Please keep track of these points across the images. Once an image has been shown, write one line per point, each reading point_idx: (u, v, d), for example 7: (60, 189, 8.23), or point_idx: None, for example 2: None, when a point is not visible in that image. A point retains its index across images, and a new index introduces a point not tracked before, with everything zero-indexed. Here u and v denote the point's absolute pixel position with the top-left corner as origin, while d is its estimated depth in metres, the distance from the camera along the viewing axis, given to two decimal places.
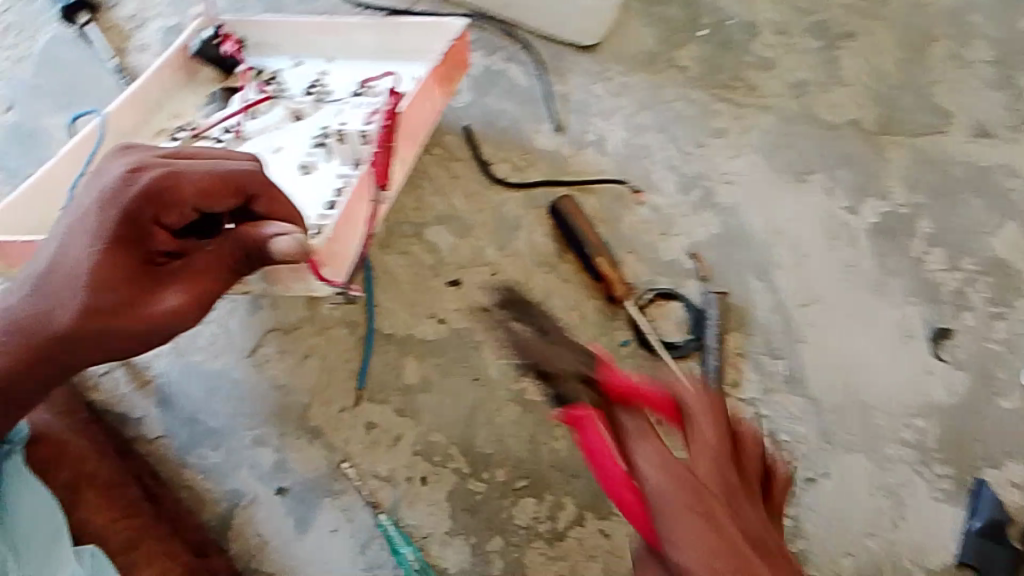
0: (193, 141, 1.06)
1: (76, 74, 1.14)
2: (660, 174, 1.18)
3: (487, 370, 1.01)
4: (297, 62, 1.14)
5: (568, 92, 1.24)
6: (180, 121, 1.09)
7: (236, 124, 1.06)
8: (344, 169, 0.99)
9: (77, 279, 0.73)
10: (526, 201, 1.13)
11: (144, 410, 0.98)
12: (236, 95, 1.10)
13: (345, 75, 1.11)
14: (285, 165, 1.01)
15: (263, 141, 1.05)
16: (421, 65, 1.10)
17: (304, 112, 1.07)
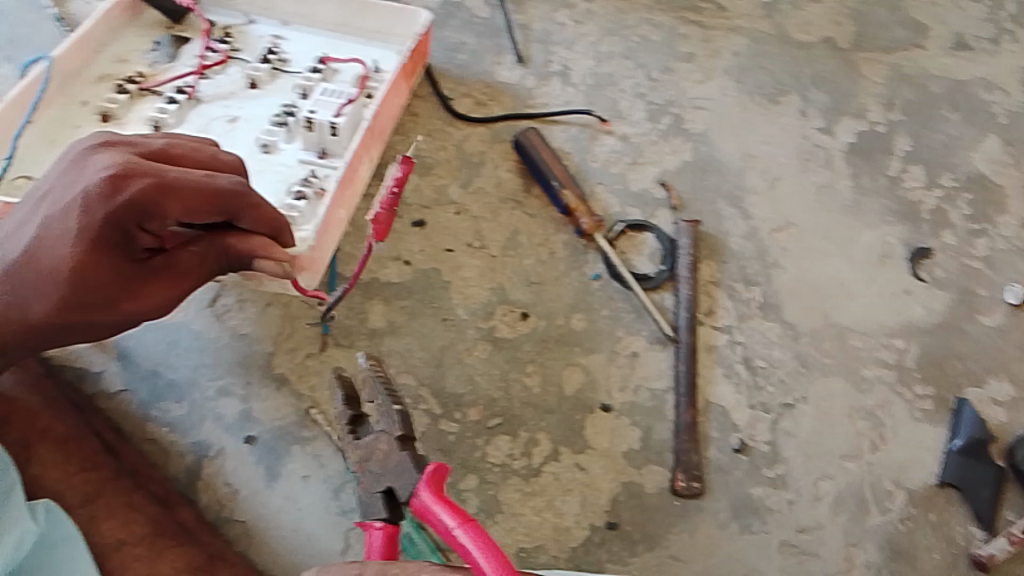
0: (141, 94, 1.02)
1: (16, 23, 1.10)
2: (628, 102, 1.15)
3: (455, 311, 0.99)
4: (248, 20, 1.10)
5: (530, 21, 1.20)
6: (127, 67, 1.05)
7: (188, 84, 1.02)
8: (307, 158, 0.97)
9: (54, 277, 0.67)
10: (490, 136, 1.10)
11: (103, 365, 0.93)
12: (187, 49, 1.06)
13: (300, 42, 1.08)
14: (242, 142, 0.99)
15: (217, 109, 1.01)
16: (383, 44, 1.09)
17: (259, 80, 1.04)
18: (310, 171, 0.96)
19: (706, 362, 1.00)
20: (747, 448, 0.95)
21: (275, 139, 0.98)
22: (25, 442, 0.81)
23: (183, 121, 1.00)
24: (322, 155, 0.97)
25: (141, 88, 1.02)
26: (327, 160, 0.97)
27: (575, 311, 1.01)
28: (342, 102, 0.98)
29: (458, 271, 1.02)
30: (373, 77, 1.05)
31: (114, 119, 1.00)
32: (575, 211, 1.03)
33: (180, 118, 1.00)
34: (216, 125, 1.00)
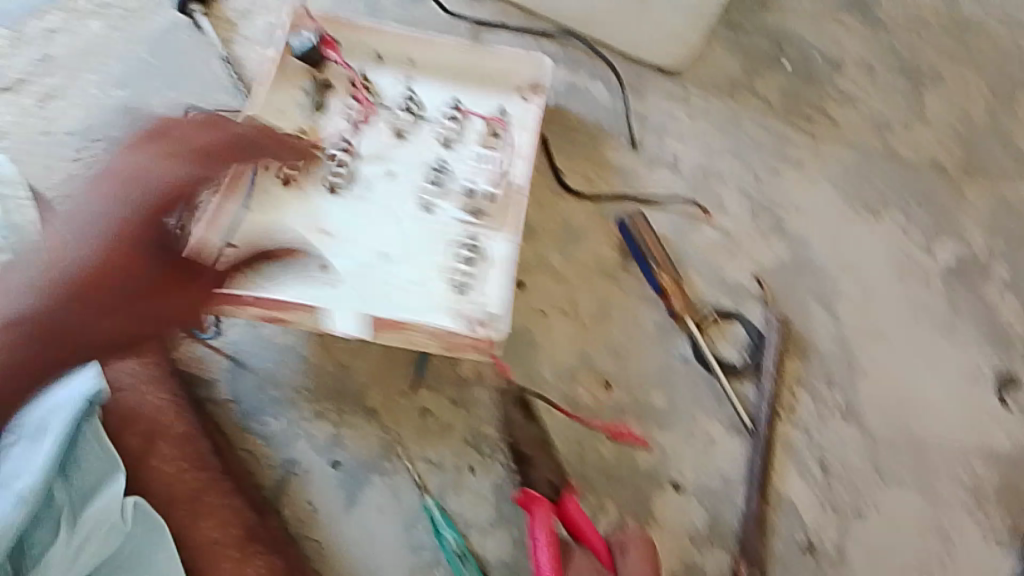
0: (310, 149, 1.06)
1: (187, 59, 1.16)
2: (732, 197, 1.17)
3: (542, 372, 1.04)
4: (382, 74, 1.15)
5: (647, 111, 1.22)
6: (289, 119, 1.08)
7: (348, 139, 1.08)
8: (464, 219, 1.05)
9: (191, 435, 0.91)
10: (597, 212, 1.14)
11: (217, 375, 1.00)
12: (332, 101, 1.11)
13: (430, 94, 1.14)
14: (401, 201, 1.06)
15: (375, 167, 1.08)
16: (503, 91, 1.15)
17: (405, 132, 1.11)
18: (469, 232, 1.04)
19: (780, 458, 1.02)
20: (813, 547, 0.98)
21: (434, 198, 1.06)
22: (146, 434, 0.90)
23: (351, 180, 1.06)
24: (478, 215, 1.06)
25: (310, 143, 1.06)
26: (481, 222, 1.06)
27: (657, 388, 1.04)
28: (492, 168, 1.09)
29: (550, 334, 1.06)
30: (502, 122, 1.13)
31: (296, 185, 1.03)
32: (668, 292, 1.06)
33: (349, 177, 1.06)
34: (378, 183, 1.06)
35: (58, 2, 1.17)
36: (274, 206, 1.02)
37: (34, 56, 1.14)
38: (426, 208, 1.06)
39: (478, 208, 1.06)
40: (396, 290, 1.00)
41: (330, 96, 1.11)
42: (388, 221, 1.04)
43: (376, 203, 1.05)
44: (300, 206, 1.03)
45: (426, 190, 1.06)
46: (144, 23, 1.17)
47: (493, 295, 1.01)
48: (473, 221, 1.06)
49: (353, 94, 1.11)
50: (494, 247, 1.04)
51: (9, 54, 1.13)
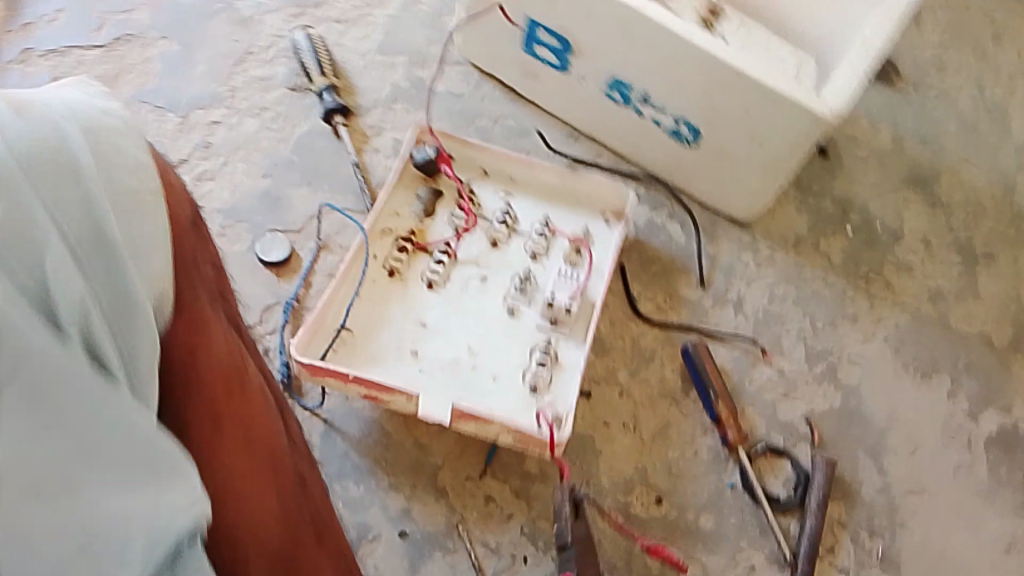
0: (416, 250, 1.21)
1: (323, 159, 1.33)
2: (791, 341, 1.25)
3: (599, 480, 1.11)
4: (485, 181, 1.28)
5: (719, 253, 1.32)
6: (401, 220, 1.24)
7: (450, 246, 1.22)
8: (543, 326, 1.16)
9: (284, 556, 0.58)
10: (664, 338, 1.23)
11: (309, 435, 1.10)
12: (440, 206, 1.25)
13: (527, 207, 1.27)
14: (490, 303, 1.18)
15: (472, 270, 1.21)
16: (590, 213, 1.26)
17: (501, 240, 1.23)
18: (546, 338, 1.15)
19: None
20: None
21: (518, 304, 1.18)
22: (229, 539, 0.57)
23: (448, 279, 1.20)
24: (556, 324, 1.16)
25: (417, 246, 1.21)
26: (559, 328, 1.16)
27: (705, 510, 1.10)
28: (575, 287, 1.17)
29: (610, 444, 1.14)
30: (590, 240, 1.24)
31: (398, 277, 1.19)
32: (724, 421, 1.14)
33: (447, 276, 1.20)
34: (472, 286, 1.19)
35: (221, 99, 1.36)
36: (380, 296, 1.17)
37: (197, 141, 1.32)
38: (511, 311, 1.18)
39: (556, 316, 1.16)
40: (473, 385, 1.12)
41: (440, 203, 1.26)
42: (477, 322, 1.17)
43: (469, 303, 1.18)
44: (404, 301, 1.17)
45: (512, 296, 1.18)
46: (294, 128, 1.35)
47: (561, 400, 1.11)
48: (552, 328, 1.16)
49: (458, 204, 1.25)
50: (566, 355, 1.14)
51: (176, 137, 1.32)
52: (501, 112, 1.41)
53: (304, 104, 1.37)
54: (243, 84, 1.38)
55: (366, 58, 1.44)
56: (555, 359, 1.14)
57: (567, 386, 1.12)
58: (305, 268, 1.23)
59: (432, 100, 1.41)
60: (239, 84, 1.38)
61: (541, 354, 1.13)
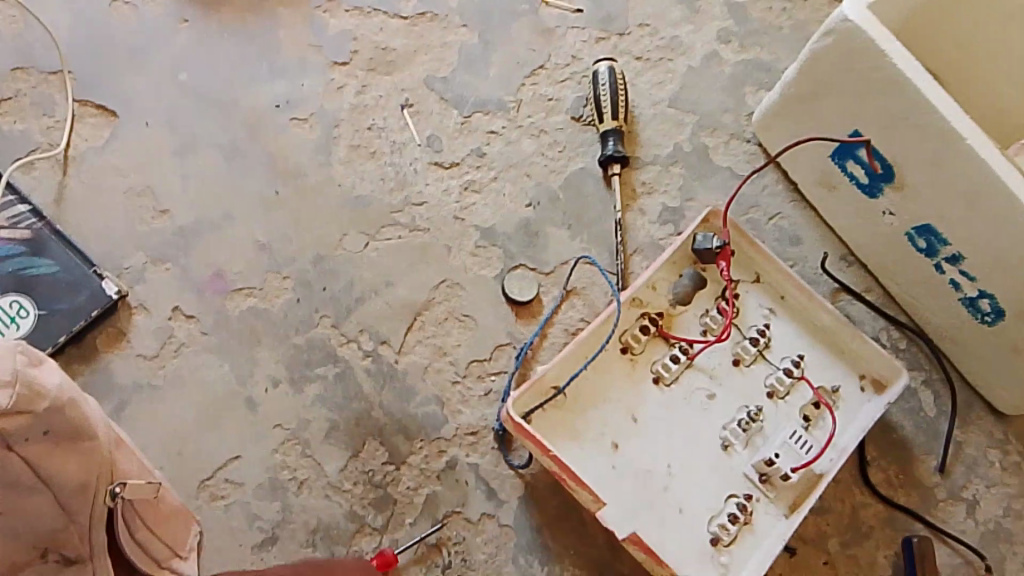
0: (657, 336, 1.16)
1: (589, 204, 1.28)
2: (1017, 567, 1.14)
3: None
4: (752, 288, 1.20)
5: (967, 442, 1.20)
6: (655, 296, 1.17)
7: (692, 347, 1.16)
8: (751, 477, 1.11)
9: None
10: (884, 517, 1.14)
11: (509, 497, 1.08)
12: (699, 296, 1.19)
13: (783, 335, 1.18)
14: (710, 427, 1.13)
15: (703, 380, 1.15)
16: (846, 371, 1.17)
17: (743, 360, 1.16)
18: (749, 492, 1.10)
19: None
20: None
21: (736, 442, 1.12)
22: None
23: (676, 380, 1.15)
24: (764, 481, 1.10)
25: (659, 332, 1.16)
26: (765, 488, 1.10)
27: None
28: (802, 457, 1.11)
29: None
30: (832, 402, 1.16)
31: (630, 354, 1.15)
32: None
33: (677, 377, 1.15)
34: (698, 399, 1.14)
35: (506, 109, 1.33)
36: (611, 370, 1.13)
37: (473, 147, 1.30)
38: (724, 444, 1.13)
39: (769, 476, 1.10)
40: (661, 510, 1.08)
41: (699, 293, 1.19)
42: (688, 442, 1.12)
43: (688, 416, 1.13)
44: (629, 386, 1.13)
45: (732, 430, 1.12)
46: (569, 162, 1.31)
47: (736, 564, 1.06)
48: (758, 483, 1.11)
49: (718, 305, 1.18)
50: (760, 519, 1.09)
51: (453, 136, 1.31)
52: (778, 209, 1.32)
53: (581, 139, 1.32)
54: (530, 98, 1.34)
55: (657, 107, 1.37)
56: (748, 517, 1.09)
57: (747, 551, 1.07)
58: (545, 316, 1.20)
59: (710, 174, 1.33)
60: (527, 98, 1.34)
61: (738, 507, 1.08)
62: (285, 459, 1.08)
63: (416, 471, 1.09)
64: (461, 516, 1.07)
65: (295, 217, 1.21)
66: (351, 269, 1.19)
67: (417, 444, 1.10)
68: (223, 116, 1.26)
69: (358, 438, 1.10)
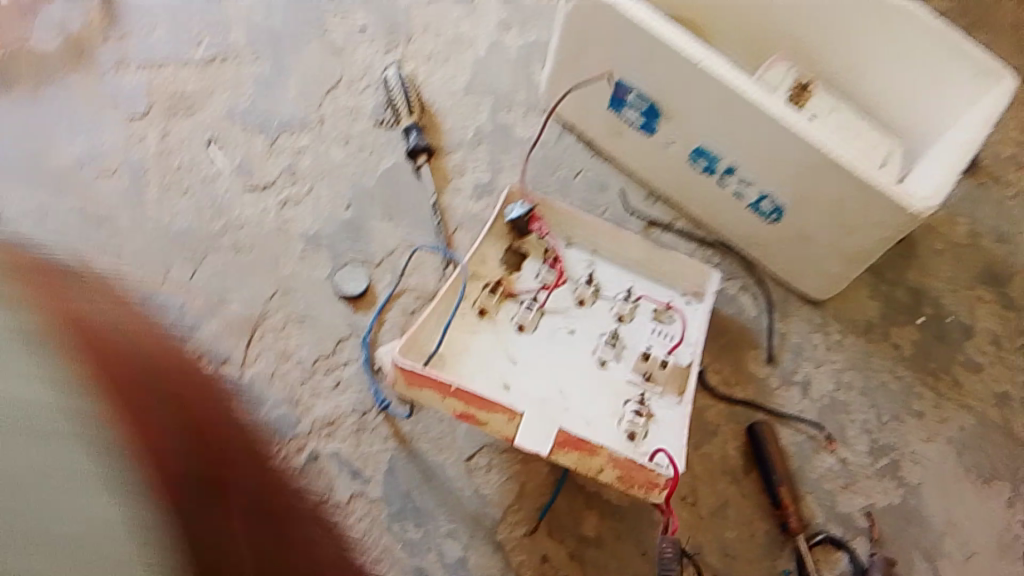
0: (505, 297, 1.22)
1: (405, 193, 1.34)
2: (855, 432, 1.24)
3: (653, 549, 1.10)
4: (568, 243, 1.27)
5: (789, 332, 1.30)
6: (489, 270, 1.22)
7: (540, 296, 1.23)
8: (635, 379, 1.18)
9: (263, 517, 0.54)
10: (728, 413, 1.22)
11: (374, 472, 1.11)
12: (526, 262, 1.25)
13: (610, 271, 1.27)
14: (580, 354, 1.20)
15: (559, 320, 1.22)
16: (671, 285, 1.26)
17: (586, 298, 1.23)
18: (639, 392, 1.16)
19: None
20: None
21: (610, 356, 1.19)
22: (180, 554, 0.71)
23: (536, 325, 1.21)
24: (648, 379, 1.18)
25: (506, 292, 1.22)
26: (651, 385, 1.17)
27: None
28: (670, 342, 1.21)
29: None
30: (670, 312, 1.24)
31: (488, 317, 1.20)
32: (786, 508, 1.12)
33: (535, 323, 1.21)
34: (560, 334, 1.21)
35: (312, 127, 1.40)
36: (464, 333, 1.18)
37: (285, 165, 1.36)
38: (601, 363, 1.19)
39: (648, 372, 1.18)
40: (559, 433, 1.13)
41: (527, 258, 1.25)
42: (565, 370, 1.18)
43: (557, 352, 1.20)
44: (487, 341, 1.18)
45: (602, 348, 1.19)
46: (381, 160, 1.37)
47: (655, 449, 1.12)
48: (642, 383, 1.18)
49: (547, 259, 1.24)
50: (659, 409, 1.15)
51: (265, 158, 1.36)
52: (581, 166, 1.42)
53: (389, 138, 1.39)
54: (333, 112, 1.41)
55: (455, 97, 1.45)
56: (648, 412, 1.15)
57: (660, 438, 1.13)
58: (380, 303, 1.24)
59: (515, 146, 1.42)
60: (331, 112, 1.41)
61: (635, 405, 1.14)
62: None
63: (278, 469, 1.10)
64: (330, 500, 1.09)
65: (119, 261, 1.24)
66: (183, 297, 1.23)
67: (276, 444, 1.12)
68: (34, 182, 1.29)
69: None
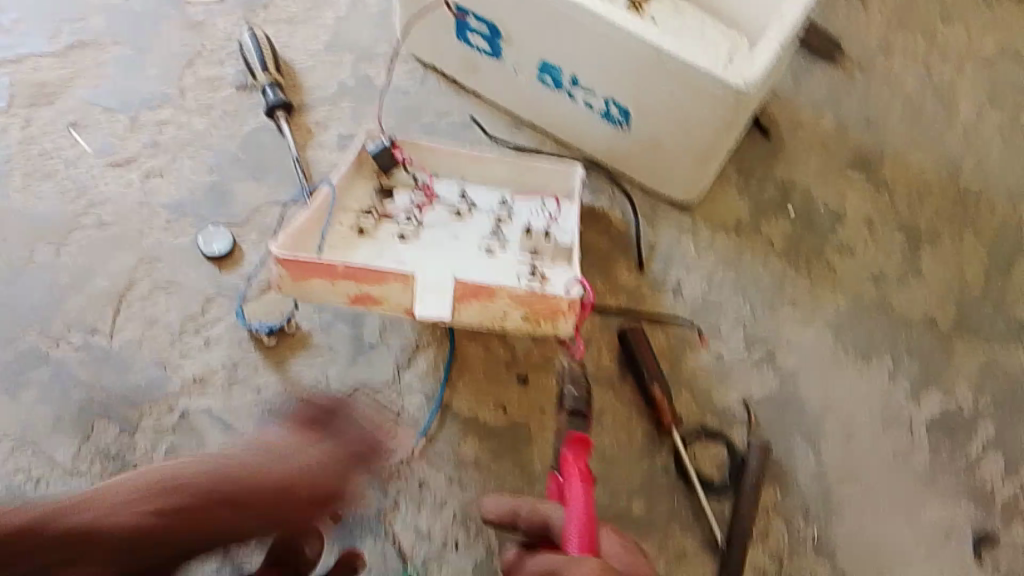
0: (382, 219, 1.21)
1: (270, 152, 1.34)
2: (729, 328, 1.25)
3: (533, 465, 1.11)
4: (433, 176, 1.26)
5: (658, 241, 1.31)
6: (359, 204, 1.22)
7: (415, 214, 1.22)
8: (523, 256, 1.19)
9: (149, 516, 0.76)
10: (601, 325, 1.23)
11: (246, 426, 1.11)
12: (395, 195, 1.24)
13: (480, 191, 1.26)
14: (467, 253, 1.19)
15: (440, 232, 1.21)
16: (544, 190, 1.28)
17: (461, 213, 1.23)
18: (530, 266, 1.17)
19: None
20: None
21: (495, 245, 1.20)
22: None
23: (419, 236, 1.20)
24: (535, 254, 1.19)
25: (382, 215, 1.21)
26: (541, 258, 1.19)
27: (636, 496, 1.12)
28: (548, 217, 1.24)
29: (544, 430, 1.14)
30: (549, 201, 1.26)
31: (368, 235, 1.20)
32: (659, 404, 1.13)
33: (417, 235, 1.20)
34: (443, 241, 1.20)
35: (171, 100, 1.39)
36: (348, 247, 1.18)
37: (144, 140, 1.35)
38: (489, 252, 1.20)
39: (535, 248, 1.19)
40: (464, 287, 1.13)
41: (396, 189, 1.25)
42: (455, 263, 1.17)
43: (443, 254, 1.19)
44: (373, 250, 1.18)
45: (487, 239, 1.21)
46: (242, 125, 1.37)
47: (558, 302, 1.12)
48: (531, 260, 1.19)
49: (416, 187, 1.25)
50: (551, 273, 1.16)
51: (126, 137, 1.35)
52: (445, 106, 1.41)
53: (250, 102, 1.39)
54: (190, 83, 1.41)
55: (314, 56, 1.45)
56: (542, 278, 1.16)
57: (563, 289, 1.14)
58: (248, 264, 1.23)
59: (377, 95, 1.42)
60: (189, 83, 1.41)
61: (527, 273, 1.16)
62: (15, 465, 1.08)
63: (150, 432, 1.11)
64: (204, 455, 1.09)
65: None
66: (47, 278, 1.21)
67: (148, 408, 1.12)
68: None
69: (84, 422, 1.11)
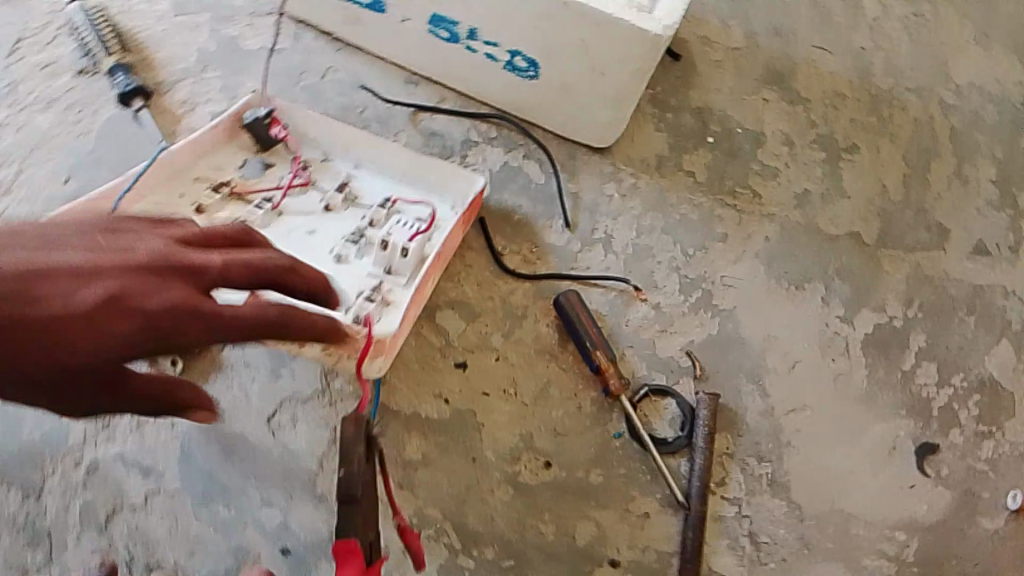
0: (233, 198, 1.12)
1: (132, 147, 1.18)
2: (663, 274, 1.21)
3: (484, 452, 1.07)
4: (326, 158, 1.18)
5: (582, 191, 1.25)
6: (223, 175, 1.14)
7: (274, 199, 1.12)
8: (376, 271, 1.07)
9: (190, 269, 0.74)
10: (534, 292, 1.17)
11: (168, 464, 1.01)
12: (272, 171, 1.16)
13: (370, 184, 1.17)
14: (317, 253, 1.09)
15: (298, 223, 1.11)
16: (437, 192, 1.17)
17: (334, 206, 1.13)
18: (376, 283, 1.06)
19: (713, 532, 1.09)
20: None
21: (349, 252, 1.08)
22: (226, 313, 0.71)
23: (268, 225, 1.10)
24: (389, 271, 1.07)
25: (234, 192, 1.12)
26: (393, 275, 1.07)
27: (594, 465, 1.08)
28: (413, 232, 1.10)
29: (490, 414, 1.09)
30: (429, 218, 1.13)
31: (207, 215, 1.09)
32: (604, 371, 1.09)
33: (267, 221, 1.10)
34: (296, 234, 1.10)
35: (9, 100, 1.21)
36: None
37: None
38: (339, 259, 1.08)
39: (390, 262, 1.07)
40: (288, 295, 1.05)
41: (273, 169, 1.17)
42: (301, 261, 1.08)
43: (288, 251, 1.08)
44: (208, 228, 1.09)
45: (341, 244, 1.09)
46: (94, 118, 1.20)
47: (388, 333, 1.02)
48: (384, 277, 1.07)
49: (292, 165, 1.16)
50: (396, 296, 1.05)
51: None
52: (329, 65, 1.28)
53: (98, 88, 1.22)
54: (29, 74, 1.23)
55: (165, 21, 1.29)
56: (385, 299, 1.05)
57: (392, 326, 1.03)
58: None
59: (249, 62, 1.27)
60: (27, 76, 1.23)
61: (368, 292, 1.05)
62: None
63: (58, 493, 0.99)
64: (124, 508, 0.99)
65: None
66: None
67: (51, 466, 1.01)
68: None
69: None
